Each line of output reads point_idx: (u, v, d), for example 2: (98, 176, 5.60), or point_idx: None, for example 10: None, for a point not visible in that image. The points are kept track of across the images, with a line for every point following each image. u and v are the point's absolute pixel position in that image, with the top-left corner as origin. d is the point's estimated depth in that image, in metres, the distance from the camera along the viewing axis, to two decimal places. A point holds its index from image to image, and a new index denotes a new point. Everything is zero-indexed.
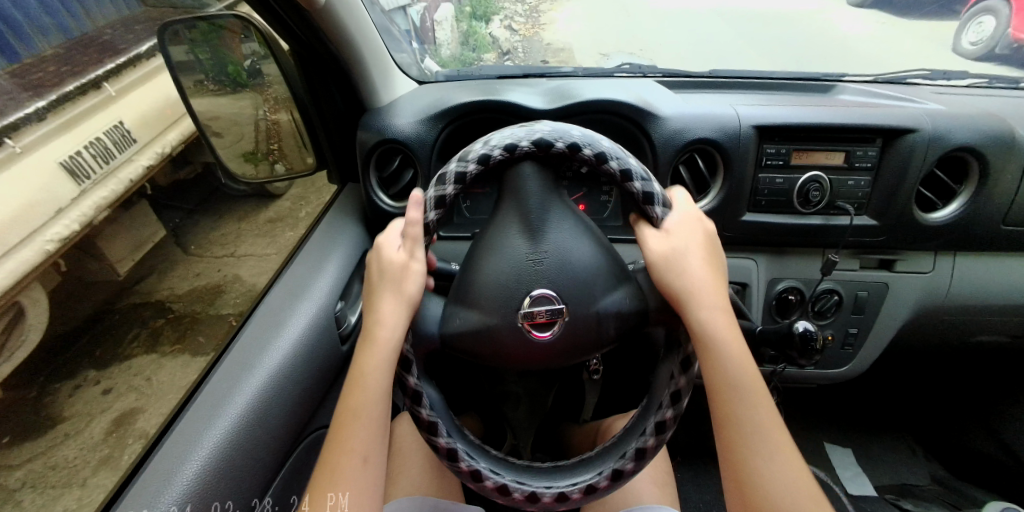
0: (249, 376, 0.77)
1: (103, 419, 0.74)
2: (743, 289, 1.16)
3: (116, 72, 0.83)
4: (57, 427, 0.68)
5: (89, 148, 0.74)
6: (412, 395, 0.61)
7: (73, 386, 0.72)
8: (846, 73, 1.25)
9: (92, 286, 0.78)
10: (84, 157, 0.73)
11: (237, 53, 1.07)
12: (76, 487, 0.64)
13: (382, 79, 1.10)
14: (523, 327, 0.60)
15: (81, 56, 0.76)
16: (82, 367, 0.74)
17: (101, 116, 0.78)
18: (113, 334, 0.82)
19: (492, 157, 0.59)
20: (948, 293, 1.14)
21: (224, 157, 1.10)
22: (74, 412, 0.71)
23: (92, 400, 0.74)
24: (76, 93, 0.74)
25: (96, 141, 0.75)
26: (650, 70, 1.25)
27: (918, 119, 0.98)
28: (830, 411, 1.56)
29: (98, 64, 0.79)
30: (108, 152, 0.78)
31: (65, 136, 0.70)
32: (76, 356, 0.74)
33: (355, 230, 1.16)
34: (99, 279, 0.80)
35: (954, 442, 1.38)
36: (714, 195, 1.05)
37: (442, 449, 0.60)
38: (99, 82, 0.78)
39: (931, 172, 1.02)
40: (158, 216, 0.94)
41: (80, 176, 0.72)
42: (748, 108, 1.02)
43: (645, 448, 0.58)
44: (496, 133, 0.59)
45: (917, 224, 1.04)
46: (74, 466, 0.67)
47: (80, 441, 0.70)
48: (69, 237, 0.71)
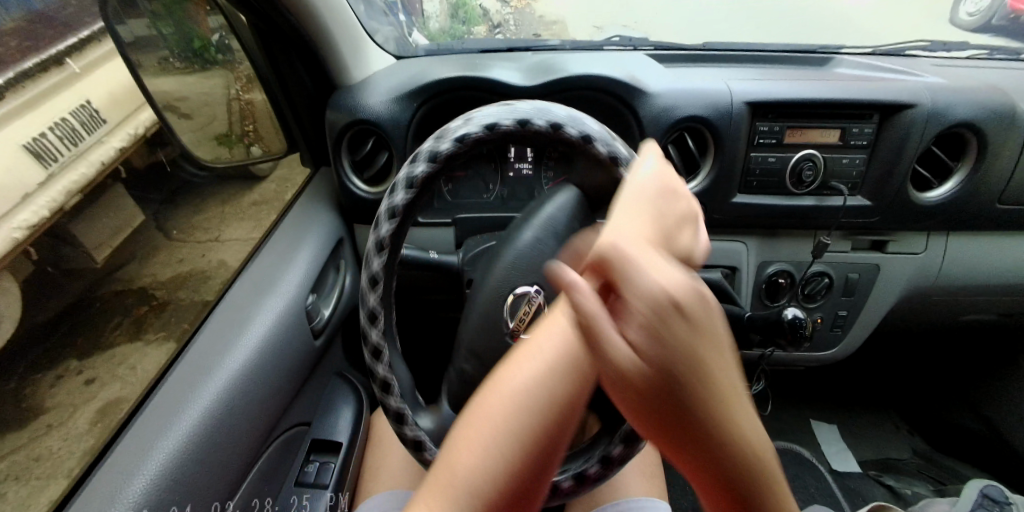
0: (209, 379, 0.73)
1: (87, 410, 0.70)
2: (732, 274, 1.14)
3: (81, 46, 0.78)
4: (38, 419, 0.66)
5: (54, 129, 0.70)
6: (382, 386, 0.60)
7: (55, 377, 0.70)
8: (844, 45, 1.20)
9: (72, 272, 0.74)
10: (49, 139, 0.69)
11: (203, 26, 0.98)
12: (60, 478, 0.60)
13: (354, 56, 1.05)
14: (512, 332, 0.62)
15: (44, 31, 0.70)
16: (63, 356, 0.72)
17: (68, 94, 0.74)
18: (93, 322, 0.78)
19: (467, 133, 0.55)
20: (940, 273, 1.13)
21: (194, 139, 1.04)
22: (57, 402, 0.69)
23: (75, 390, 0.72)
24: (38, 71, 0.69)
25: (61, 121, 0.72)
26: (641, 43, 1.20)
27: (917, 94, 0.94)
28: (818, 389, 1.57)
29: (63, 38, 0.74)
30: (76, 133, 0.74)
31: (28, 117, 0.66)
32: (57, 344, 0.71)
33: (328, 217, 1.13)
34: (75, 268, 0.75)
35: (937, 418, 1.40)
36: (704, 176, 1.02)
37: (409, 438, 0.60)
38: (62, 58, 0.74)
39: (928, 150, 0.99)
40: (137, 201, 0.89)
41: (46, 158, 0.68)
42: (741, 83, 0.98)
43: (611, 456, 0.57)
44: (477, 110, 0.56)
45: (912, 204, 1.02)
46: (57, 457, 0.63)
47: (63, 432, 0.66)
48: (37, 224, 0.67)
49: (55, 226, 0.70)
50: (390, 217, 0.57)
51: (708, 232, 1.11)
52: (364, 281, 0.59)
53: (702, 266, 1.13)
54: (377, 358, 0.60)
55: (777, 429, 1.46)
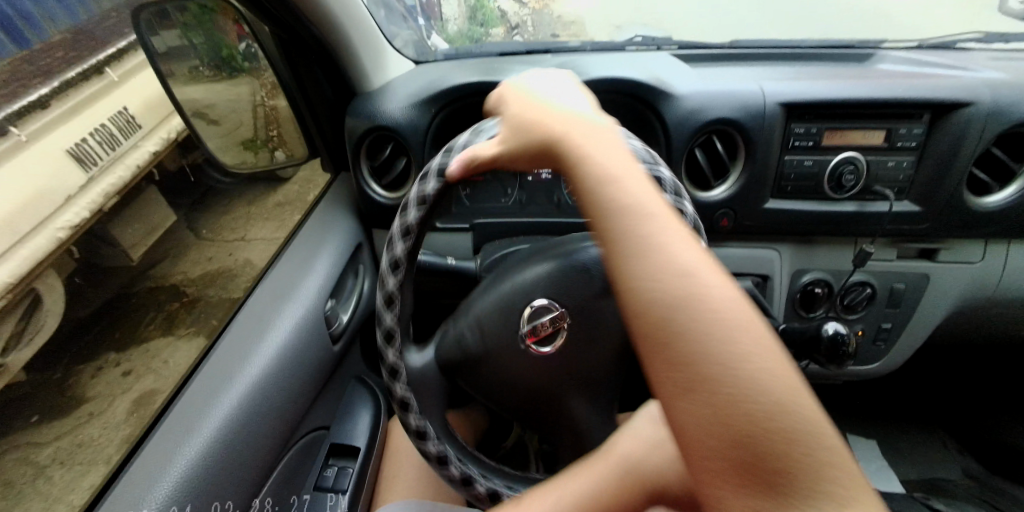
0: (231, 385, 0.73)
1: (125, 399, 0.72)
2: (764, 282, 1.08)
3: (119, 56, 0.80)
4: (82, 407, 0.68)
5: (95, 135, 0.72)
6: (400, 402, 0.59)
7: (95, 368, 0.71)
8: (885, 40, 1.13)
9: (108, 270, 0.75)
10: (90, 144, 0.71)
11: (231, 36, 1.00)
12: (101, 464, 0.62)
13: (372, 64, 1.04)
14: (524, 338, 0.62)
15: (87, 42, 0.73)
16: (103, 349, 0.73)
17: (107, 102, 0.76)
18: (129, 317, 0.79)
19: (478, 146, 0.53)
20: (998, 284, 1.04)
21: (220, 145, 1.05)
22: (97, 392, 0.71)
23: (113, 382, 0.73)
24: (79, 80, 0.72)
25: (101, 127, 0.74)
26: (665, 43, 1.16)
27: (975, 91, 0.87)
28: (859, 404, 1.49)
29: (100, 50, 0.77)
30: (114, 138, 0.76)
31: (75, 123, 0.69)
32: (99, 336, 0.73)
33: (346, 221, 1.13)
34: (113, 266, 0.76)
35: (992, 438, 1.30)
36: (731, 183, 0.98)
37: (454, 477, 0.58)
38: (101, 67, 0.77)
39: (987, 151, 0.92)
40: (169, 202, 0.91)
41: (87, 163, 0.71)
42: (774, 83, 0.93)
43: None
44: (487, 121, 0.54)
45: (970, 210, 0.94)
46: (98, 443, 0.65)
47: (104, 421, 0.68)
48: (79, 225, 0.68)
49: (95, 227, 0.71)
50: (404, 235, 0.56)
51: (739, 239, 1.06)
52: (380, 299, 0.59)
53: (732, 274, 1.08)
54: (394, 376, 0.59)
55: None
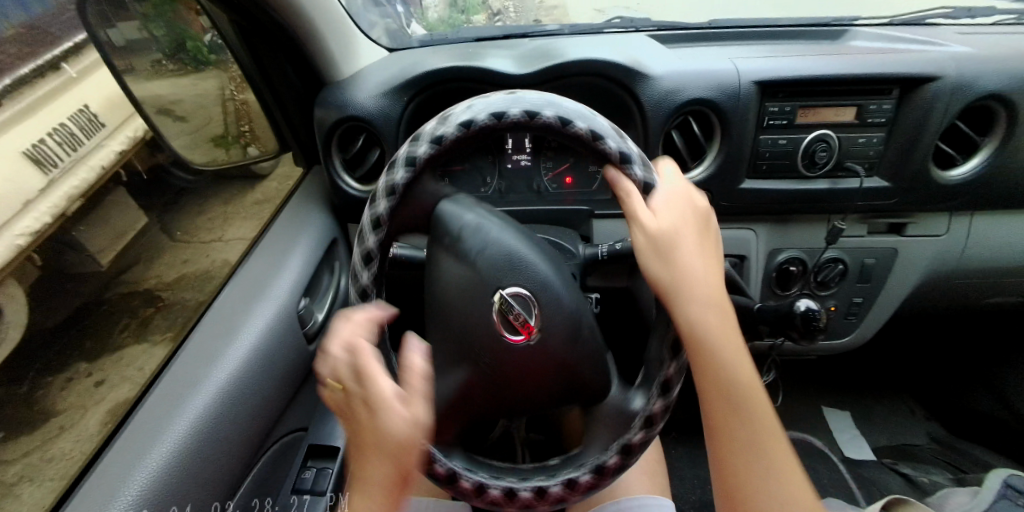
0: (196, 390, 0.72)
1: (97, 411, 0.69)
2: (741, 262, 1.10)
3: (77, 52, 0.76)
4: (49, 421, 0.65)
5: (53, 135, 0.69)
6: None
7: (65, 379, 0.69)
8: (859, 17, 1.14)
9: (74, 276, 0.72)
10: (49, 146, 0.68)
11: (196, 26, 0.97)
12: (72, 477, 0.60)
13: (342, 51, 1.02)
14: (496, 327, 0.53)
15: (43, 36, 0.69)
16: (73, 359, 0.71)
17: (67, 100, 0.73)
18: (101, 326, 0.77)
19: (445, 135, 0.54)
20: (963, 255, 1.07)
21: (190, 141, 1.02)
22: (68, 404, 0.68)
23: (85, 392, 0.71)
24: (32, 77, 0.67)
25: (60, 126, 0.71)
26: (643, 24, 1.15)
27: (942, 65, 0.89)
28: (835, 377, 1.53)
29: (56, 47, 0.72)
30: (75, 139, 0.73)
31: (28, 124, 0.65)
32: (68, 347, 0.70)
33: (321, 216, 1.11)
34: (80, 272, 0.73)
35: (957, 404, 1.35)
36: (708, 164, 0.98)
37: (441, 474, 0.56)
38: (58, 62, 0.72)
39: (953, 125, 0.93)
40: (139, 202, 0.87)
41: (46, 165, 0.68)
42: (749, 62, 0.93)
43: (632, 444, 0.56)
44: (454, 107, 0.54)
45: (937, 183, 0.96)
46: (70, 458, 0.62)
47: (76, 433, 0.65)
48: (39, 231, 0.66)
49: (58, 233, 0.69)
50: (375, 228, 0.56)
51: (716, 220, 1.07)
52: (354, 292, 0.59)
53: None
54: None
55: (791, 420, 1.41)
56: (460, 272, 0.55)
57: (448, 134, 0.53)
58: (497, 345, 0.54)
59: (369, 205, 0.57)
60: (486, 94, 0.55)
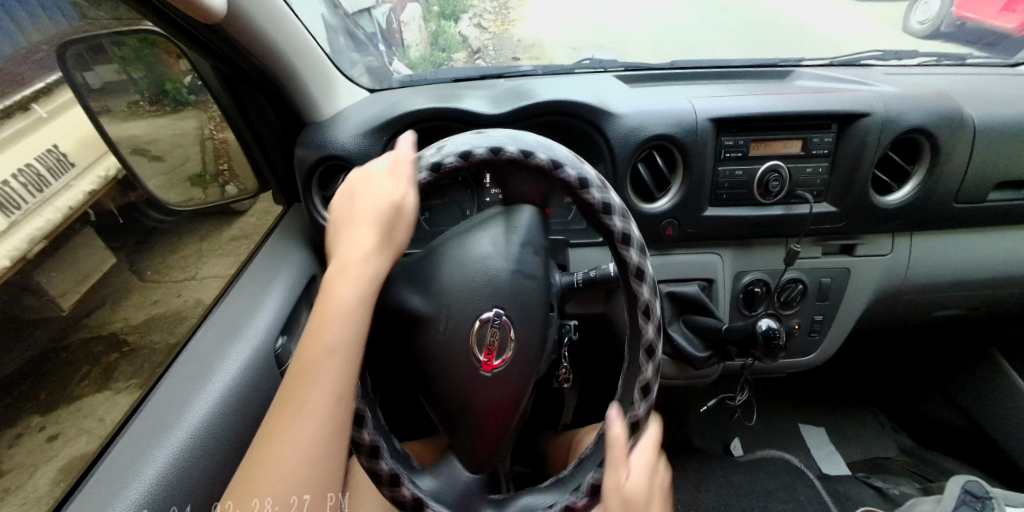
0: (163, 442, 0.69)
1: (49, 468, 0.66)
2: (709, 286, 1.14)
3: (48, 91, 0.75)
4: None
5: (20, 175, 0.67)
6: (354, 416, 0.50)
7: (14, 436, 0.66)
8: (802, 58, 1.25)
9: (32, 321, 0.70)
10: (13, 186, 0.66)
11: (175, 69, 0.98)
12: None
13: (322, 93, 1.06)
14: (474, 354, 0.57)
15: (11, 78, 0.67)
16: (26, 412, 0.68)
17: (35, 140, 0.71)
18: (57, 378, 0.74)
19: (443, 162, 0.53)
20: (907, 273, 1.15)
21: (164, 183, 1.02)
22: (15, 464, 0.64)
23: (36, 449, 0.67)
24: (4, 117, 0.65)
25: (27, 167, 0.69)
26: (612, 65, 1.23)
27: (869, 103, 0.98)
28: (806, 393, 1.58)
29: (28, 84, 0.70)
30: (41, 179, 0.72)
31: (2, 160, 0.64)
32: (20, 400, 0.67)
33: (300, 254, 1.12)
34: (39, 317, 0.71)
35: (919, 415, 1.42)
36: (674, 193, 1.04)
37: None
38: (28, 104, 0.70)
39: (884, 155, 1.03)
40: (106, 242, 0.85)
41: (9, 207, 0.66)
42: (704, 100, 1.01)
43: (627, 458, 0.53)
44: (448, 138, 0.54)
45: (874, 208, 1.05)
46: None
47: (23, 495, 0.62)
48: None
49: (18, 276, 0.67)
50: None
51: (686, 246, 1.12)
52: None
53: (679, 279, 1.13)
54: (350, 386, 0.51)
55: (768, 438, 1.45)
56: (456, 289, 0.57)
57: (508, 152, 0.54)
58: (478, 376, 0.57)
59: None
60: (479, 129, 0.56)
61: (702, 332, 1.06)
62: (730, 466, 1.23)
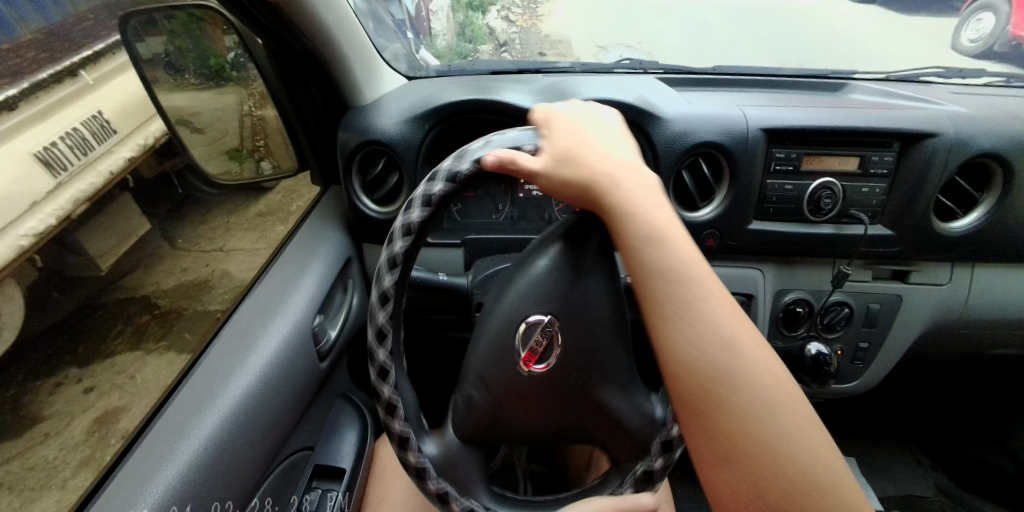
0: (211, 405, 0.71)
1: (85, 418, 0.68)
2: (748, 301, 1.12)
3: (94, 59, 0.75)
4: (36, 427, 0.62)
5: (65, 138, 0.68)
6: (417, 472, 0.56)
7: (54, 384, 0.66)
8: (856, 70, 1.19)
9: (75, 280, 0.70)
10: (59, 148, 0.67)
11: (219, 45, 0.98)
12: (55, 489, 0.59)
13: (365, 76, 1.05)
14: (521, 363, 0.55)
15: (60, 44, 0.67)
16: (63, 363, 0.68)
17: (78, 106, 0.71)
18: (95, 332, 0.74)
19: (436, 192, 0.51)
20: (964, 306, 1.10)
21: (205, 153, 1.03)
22: (55, 411, 0.65)
23: (73, 399, 0.68)
24: (51, 81, 0.66)
25: (72, 131, 0.69)
26: (650, 66, 1.20)
27: (939, 122, 0.93)
28: (839, 421, 1.53)
29: (76, 51, 0.71)
30: (86, 143, 0.72)
31: (44, 125, 0.64)
32: (59, 351, 0.67)
33: (336, 236, 1.12)
34: (80, 276, 0.71)
35: (961, 454, 1.36)
36: (720, 202, 1.01)
37: None
38: (75, 69, 0.71)
39: (952, 181, 0.97)
40: (144, 210, 0.86)
41: (56, 168, 0.66)
42: (757, 109, 0.97)
43: (653, 470, 0.54)
44: (471, 143, 0.51)
45: (937, 235, 1.00)
46: (53, 467, 0.61)
47: (61, 441, 0.64)
48: (43, 232, 0.64)
49: (62, 234, 0.67)
50: (392, 266, 0.53)
51: (725, 259, 1.10)
52: (371, 333, 0.56)
53: None
54: (405, 445, 0.56)
55: None
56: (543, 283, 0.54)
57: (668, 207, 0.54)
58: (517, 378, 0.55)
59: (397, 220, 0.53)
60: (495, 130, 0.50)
61: None
62: None
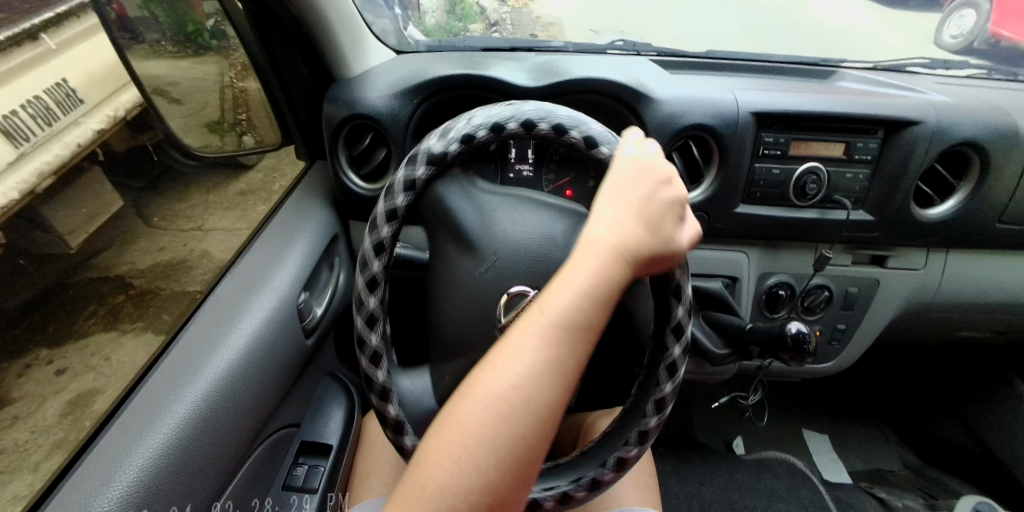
0: (194, 380, 0.70)
1: (57, 400, 0.66)
2: (733, 284, 1.14)
3: (57, 22, 0.71)
4: (5, 409, 0.61)
5: (27, 107, 0.64)
6: (394, 426, 0.57)
7: (23, 365, 0.64)
8: (846, 58, 1.20)
9: (41, 258, 0.68)
10: (21, 117, 0.63)
11: (199, 11, 0.94)
12: (26, 472, 0.58)
13: (353, 50, 1.04)
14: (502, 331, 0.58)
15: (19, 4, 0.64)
16: (33, 344, 0.66)
17: (42, 71, 0.68)
18: (65, 312, 0.72)
19: (446, 153, 0.55)
20: (938, 290, 1.14)
21: (184, 126, 0.99)
22: (25, 393, 0.64)
23: (45, 380, 0.67)
24: (9, 45, 0.62)
25: (35, 99, 0.66)
26: (644, 49, 1.19)
27: (922, 110, 0.95)
28: (814, 401, 1.59)
29: (38, 12, 0.67)
30: (50, 112, 0.69)
31: (4, 92, 0.61)
32: (29, 332, 0.66)
33: (322, 212, 1.10)
34: (47, 253, 0.69)
35: (927, 431, 1.42)
36: (707, 185, 1.02)
37: None
38: (37, 33, 0.67)
39: (931, 168, 1.00)
40: (118, 188, 0.83)
41: (17, 138, 0.63)
42: (747, 93, 0.98)
43: (648, 430, 0.56)
44: (454, 122, 0.55)
45: (916, 221, 1.02)
46: (23, 450, 0.60)
47: (32, 423, 0.63)
48: (7, 207, 0.62)
49: (26, 210, 0.64)
50: (388, 219, 0.56)
51: (711, 242, 1.12)
52: (360, 282, 0.57)
53: (704, 275, 1.13)
54: (400, 430, 0.57)
55: (769, 441, 1.46)
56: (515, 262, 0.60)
57: (629, 455, 0.55)
58: (491, 342, 0.61)
59: (384, 199, 0.57)
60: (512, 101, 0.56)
61: (721, 328, 1.06)
62: (734, 467, 1.24)
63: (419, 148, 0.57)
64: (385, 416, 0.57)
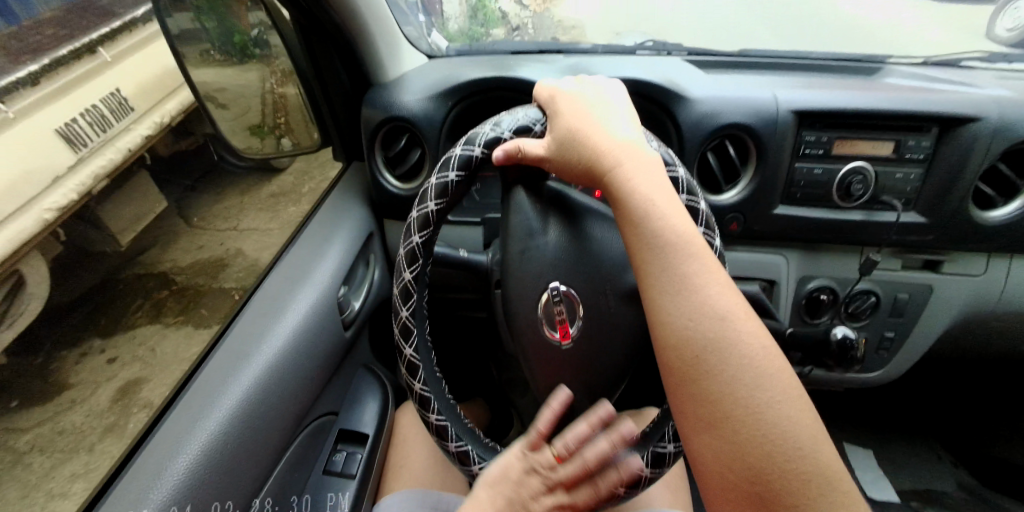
0: (246, 367, 0.73)
1: (108, 387, 0.71)
2: (771, 287, 1.11)
3: (111, 36, 0.76)
4: (63, 393, 0.65)
5: (86, 115, 0.67)
6: (436, 432, 0.58)
7: (78, 355, 0.69)
8: (892, 54, 1.15)
9: (93, 255, 0.73)
10: (80, 125, 0.66)
11: (244, 22, 0.98)
12: (83, 452, 0.62)
13: (389, 53, 1.05)
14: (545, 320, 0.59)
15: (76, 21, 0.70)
16: (87, 334, 0.71)
17: (98, 83, 0.70)
18: (115, 303, 0.77)
19: (474, 157, 0.58)
20: (1001, 298, 1.06)
21: (231, 128, 1.05)
22: (81, 379, 0.68)
23: (96, 369, 0.71)
24: (71, 57, 0.68)
25: (93, 108, 0.68)
26: (676, 48, 1.17)
27: (981, 105, 0.89)
28: (859, 414, 1.51)
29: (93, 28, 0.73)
30: (106, 121, 0.71)
31: (56, 104, 0.64)
32: (82, 323, 0.70)
33: (359, 210, 1.13)
34: (98, 250, 0.73)
35: (988, 451, 1.33)
36: (744, 186, 0.99)
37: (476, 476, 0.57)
38: (94, 47, 0.72)
39: (993, 167, 0.93)
40: (160, 190, 0.88)
41: (78, 143, 0.66)
42: (788, 91, 0.94)
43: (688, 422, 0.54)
44: (479, 129, 0.58)
45: (973, 223, 0.96)
46: (80, 432, 0.64)
47: (86, 408, 0.67)
48: (66, 207, 0.66)
49: (82, 210, 0.69)
50: (422, 226, 0.60)
51: (749, 243, 1.08)
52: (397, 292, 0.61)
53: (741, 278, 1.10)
54: (444, 437, 0.58)
55: None
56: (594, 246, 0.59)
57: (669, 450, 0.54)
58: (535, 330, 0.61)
59: (417, 207, 0.61)
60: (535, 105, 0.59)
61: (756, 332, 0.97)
62: None
63: (476, 131, 0.58)
64: (436, 428, 0.58)
